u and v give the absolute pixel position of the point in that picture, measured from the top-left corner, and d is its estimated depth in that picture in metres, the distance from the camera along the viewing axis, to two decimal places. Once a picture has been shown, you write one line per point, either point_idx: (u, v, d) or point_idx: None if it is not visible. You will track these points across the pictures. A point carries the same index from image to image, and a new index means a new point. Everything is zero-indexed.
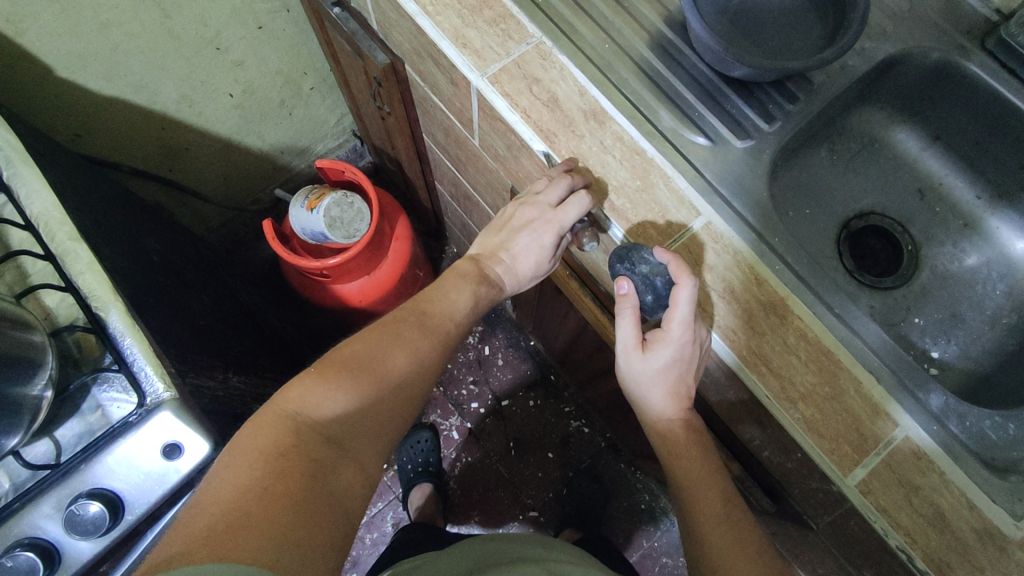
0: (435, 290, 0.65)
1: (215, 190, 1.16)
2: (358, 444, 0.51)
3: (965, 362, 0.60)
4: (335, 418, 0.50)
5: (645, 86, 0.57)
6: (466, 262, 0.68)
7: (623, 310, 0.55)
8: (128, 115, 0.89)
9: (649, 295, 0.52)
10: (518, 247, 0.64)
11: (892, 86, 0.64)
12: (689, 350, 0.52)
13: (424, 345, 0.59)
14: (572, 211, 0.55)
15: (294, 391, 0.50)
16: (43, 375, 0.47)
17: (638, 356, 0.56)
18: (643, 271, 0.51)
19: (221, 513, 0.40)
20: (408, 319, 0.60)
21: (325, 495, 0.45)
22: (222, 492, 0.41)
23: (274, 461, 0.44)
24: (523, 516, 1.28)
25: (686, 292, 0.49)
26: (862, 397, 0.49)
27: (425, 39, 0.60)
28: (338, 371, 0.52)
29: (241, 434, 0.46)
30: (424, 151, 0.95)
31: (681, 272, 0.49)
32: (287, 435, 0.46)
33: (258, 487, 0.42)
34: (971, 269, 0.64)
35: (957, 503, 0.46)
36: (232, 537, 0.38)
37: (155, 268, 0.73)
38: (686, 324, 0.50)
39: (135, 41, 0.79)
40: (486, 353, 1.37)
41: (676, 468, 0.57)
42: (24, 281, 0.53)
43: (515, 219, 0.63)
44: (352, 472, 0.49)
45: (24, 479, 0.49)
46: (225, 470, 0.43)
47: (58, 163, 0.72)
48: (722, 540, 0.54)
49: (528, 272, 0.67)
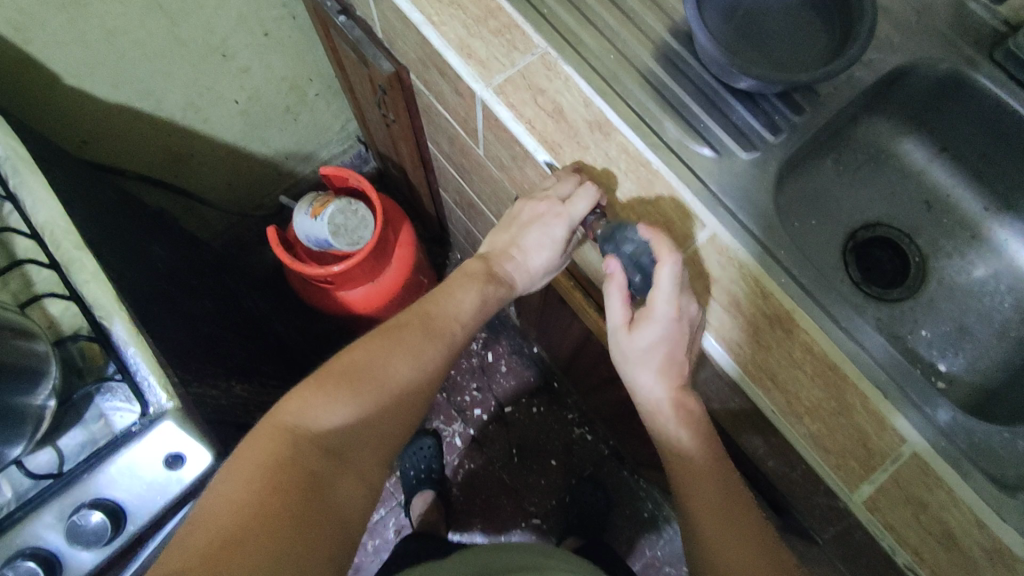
0: (441, 292, 0.64)
1: (220, 196, 1.17)
2: (359, 455, 0.51)
3: (972, 375, 0.60)
4: (335, 430, 0.50)
5: (650, 97, 0.57)
6: (474, 261, 0.67)
7: (612, 289, 0.55)
8: (134, 122, 0.90)
9: (637, 275, 0.52)
10: (528, 242, 0.63)
11: (899, 97, 0.63)
12: (676, 328, 0.51)
13: (429, 349, 0.59)
14: (581, 204, 0.53)
15: (292, 403, 0.50)
16: (47, 386, 0.47)
17: (625, 334, 0.56)
18: (629, 249, 0.51)
19: (217, 528, 0.40)
20: (412, 323, 0.60)
21: (324, 507, 0.45)
22: (218, 505, 0.41)
23: (271, 475, 0.44)
24: (525, 524, 1.27)
25: (667, 268, 0.49)
26: (868, 412, 0.48)
27: (430, 49, 0.60)
28: (337, 381, 0.52)
29: (240, 447, 0.46)
30: (428, 157, 0.95)
31: (662, 249, 0.49)
32: (285, 448, 0.47)
33: (255, 501, 0.42)
34: (979, 280, 0.63)
35: (966, 520, 0.46)
36: (228, 553, 0.38)
37: (159, 275, 0.73)
38: (669, 300, 0.50)
39: (141, 49, 0.79)
40: (490, 359, 1.36)
41: (674, 459, 0.57)
42: (29, 289, 0.53)
43: (524, 216, 0.62)
44: (352, 483, 0.49)
45: (27, 488, 0.49)
46: (223, 483, 0.43)
47: (63, 170, 0.72)
48: (716, 532, 0.52)
49: (539, 267, 0.65)
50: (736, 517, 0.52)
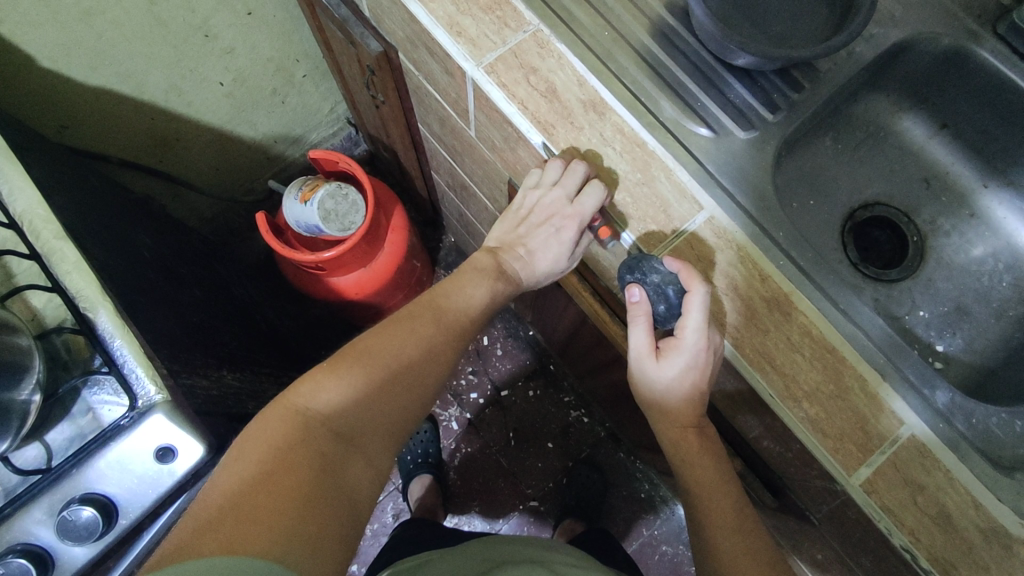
0: (452, 282, 0.64)
1: (207, 181, 1.14)
2: (368, 440, 0.50)
3: (970, 355, 0.60)
4: (346, 413, 0.49)
5: (645, 75, 0.55)
6: (484, 255, 0.66)
7: (636, 318, 0.54)
8: (115, 105, 0.87)
9: (662, 304, 0.50)
10: (537, 241, 0.63)
11: (901, 72, 0.62)
12: (704, 357, 0.51)
13: (438, 345, 0.58)
14: (587, 202, 0.53)
15: (304, 384, 0.49)
16: (31, 380, 0.46)
17: (652, 362, 0.56)
18: (655, 279, 0.50)
19: (228, 504, 0.39)
20: (424, 314, 0.59)
21: (335, 489, 0.44)
22: (229, 485, 0.40)
23: (282, 456, 0.43)
24: (523, 506, 1.28)
25: (697, 298, 0.48)
26: (866, 394, 0.48)
27: (419, 27, 0.58)
28: (349, 365, 0.51)
29: (248, 429, 0.45)
30: (419, 140, 0.93)
31: (692, 280, 0.48)
32: (295, 430, 0.46)
33: (265, 480, 0.41)
34: (977, 260, 0.63)
35: (963, 502, 0.46)
36: (239, 533, 0.38)
37: (145, 264, 0.72)
38: (699, 330, 0.49)
39: (119, 30, 0.77)
40: (485, 344, 1.36)
41: (687, 475, 0.58)
42: (10, 281, 0.52)
43: (534, 212, 0.61)
44: (360, 467, 0.48)
45: (15, 484, 0.48)
46: (232, 463, 0.42)
47: (42, 157, 0.70)
48: (732, 545, 0.55)
49: (546, 269, 0.64)
50: (750, 535, 0.55)
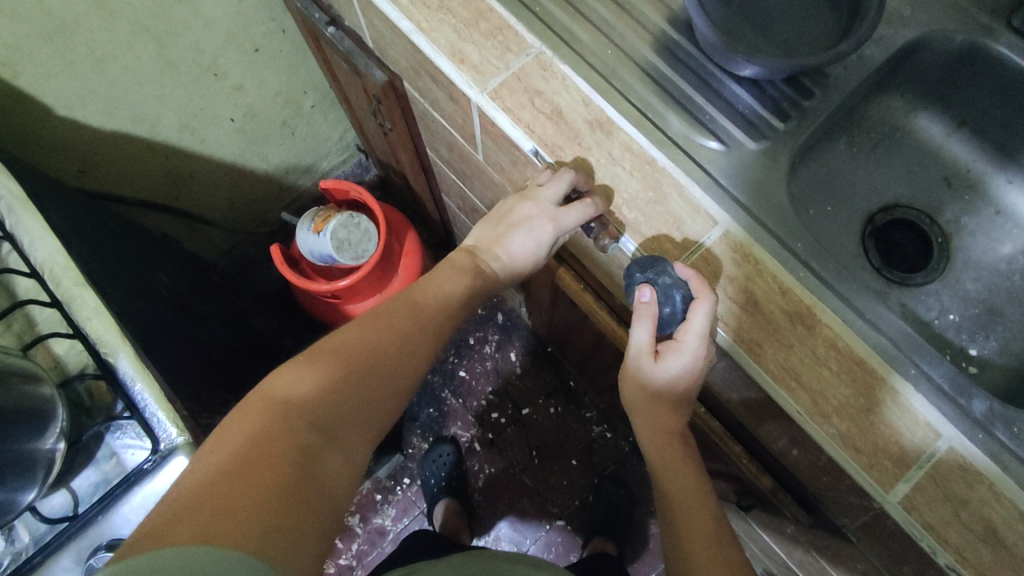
0: (430, 278, 0.64)
1: (222, 215, 1.16)
2: (347, 433, 0.49)
3: (1006, 358, 0.57)
4: (323, 402, 0.48)
5: (652, 91, 0.55)
6: (461, 254, 0.66)
7: (641, 317, 0.52)
8: (129, 148, 0.89)
9: (668, 307, 0.48)
10: (514, 244, 0.62)
11: (913, 71, 0.60)
12: (699, 365, 0.51)
13: (415, 337, 0.58)
14: (573, 216, 0.53)
15: (281, 377, 0.49)
16: (55, 429, 0.46)
17: (649, 362, 0.54)
18: (665, 282, 0.48)
19: (205, 492, 0.38)
20: (401, 309, 0.59)
21: (315, 481, 0.43)
22: (205, 473, 0.39)
23: (260, 444, 0.42)
24: (550, 525, 1.26)
25: (703, 307, 0.48)
26: (898, 407, 0.46)
27: (422, 56, 0.58)
28: (326, 360, 0.51)
29: (225, 422, 0.44)
30: (428, 164, 0.93)
31: (703, 288, 0.48)
32: (273, 419, 0.45)
33: (242, 468, 0.40)
34: (1006, 258, 0.61)
35: (1011, 516, 0.44)
36: (217, 520, 0.37)
37: (163, 302, 0.73)
38: (701, 338, 0.49)
39: (132, 74, 0.79)
40: (504, 362, 1.35)
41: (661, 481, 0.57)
42: (33, 329, 0.53)
43: (514, 214, 0.60)
44: (340, 460, 0.47)
45: (43, 532, 0.49)
46: (209, 454, 0.41)
47: (60, 203, 0.71)
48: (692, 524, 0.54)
49: (524, 269, 0.65)
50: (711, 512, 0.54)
